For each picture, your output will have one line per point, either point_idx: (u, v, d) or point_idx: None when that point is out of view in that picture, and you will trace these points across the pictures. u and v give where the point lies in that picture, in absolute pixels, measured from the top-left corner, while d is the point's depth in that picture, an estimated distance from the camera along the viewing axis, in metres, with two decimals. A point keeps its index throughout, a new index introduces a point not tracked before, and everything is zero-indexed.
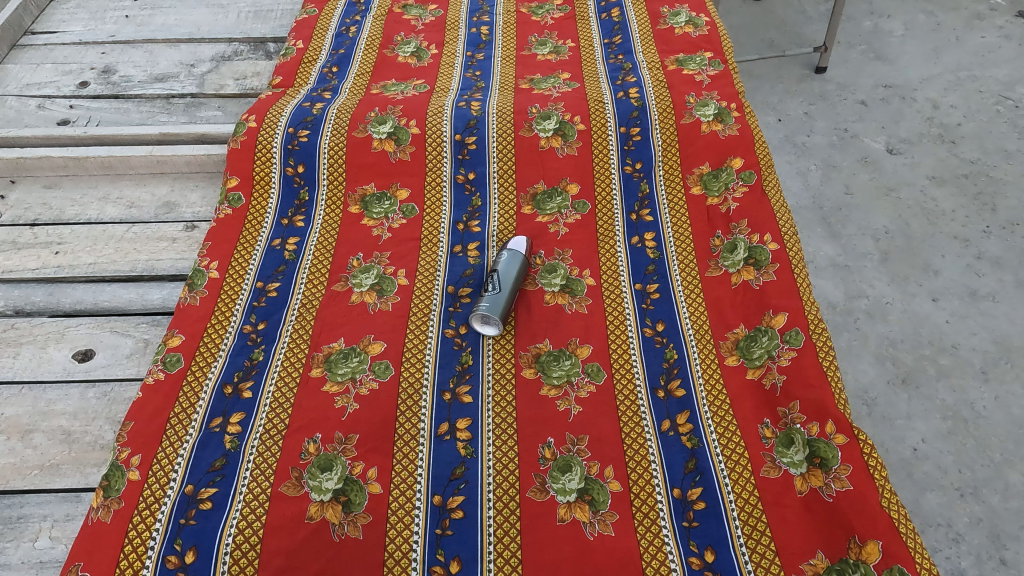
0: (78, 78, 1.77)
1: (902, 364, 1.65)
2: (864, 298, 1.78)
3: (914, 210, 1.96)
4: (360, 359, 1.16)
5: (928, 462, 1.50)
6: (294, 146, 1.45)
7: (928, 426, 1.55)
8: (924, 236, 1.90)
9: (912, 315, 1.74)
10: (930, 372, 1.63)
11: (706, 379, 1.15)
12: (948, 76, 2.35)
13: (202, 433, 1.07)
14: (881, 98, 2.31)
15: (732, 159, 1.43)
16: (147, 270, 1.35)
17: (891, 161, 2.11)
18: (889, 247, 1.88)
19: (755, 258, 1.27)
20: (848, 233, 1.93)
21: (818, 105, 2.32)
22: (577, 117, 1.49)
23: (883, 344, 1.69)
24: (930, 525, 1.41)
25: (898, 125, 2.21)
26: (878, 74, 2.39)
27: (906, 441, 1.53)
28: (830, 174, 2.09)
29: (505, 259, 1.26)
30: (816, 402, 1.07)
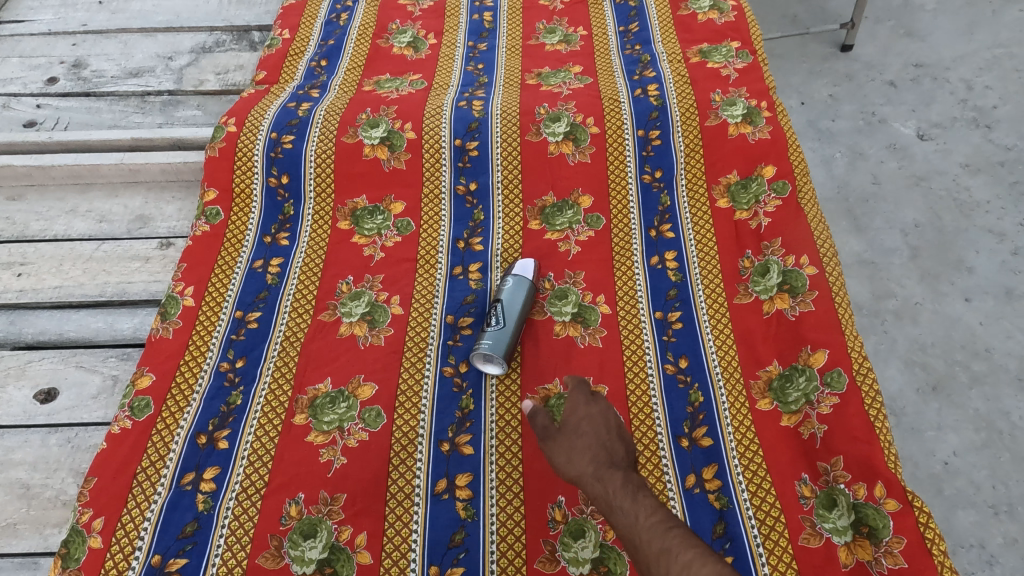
0: (46, 73, 1.62)
1: (933, 370, 1.49)
2: (892, 298, 1.60)
3: (946, 202, 1.75)
4: (348, 404, 1.04)
5: (960, 478, 1.36)
6: (277, 153, 1.31)
7: (960, 438, 1.40)
8: (957, 231, 1.70)
9: (944, 316, 1.57)
10: (963, 378, 1.48)
11: (735, 428, 1.03)
12: (984, 53, 2.08)
13: (172, 491, 0.96)
14: (911, 79, 2.04)
15: (764, 167, 1.28)
16: (117, 294, 1.23)
17: (922, 147, 1.88)
18: (919, 242, 1.69)
19: (790, 284, 1.14)
20: (875, 226, 1.73)
21: (844, 86, 2.06)
22: (590, 118, 1.35)
23: (913, 348, 1.53)
24: (963, 546, 1.29)
25: (929, 107, 1.97)
26: (908, 53, 2.12)
27: (937, 455, 1.39)
28: (857, 163, 1.87)
29: (509, 287, 1.13)
30: (864, 460, 0.95)
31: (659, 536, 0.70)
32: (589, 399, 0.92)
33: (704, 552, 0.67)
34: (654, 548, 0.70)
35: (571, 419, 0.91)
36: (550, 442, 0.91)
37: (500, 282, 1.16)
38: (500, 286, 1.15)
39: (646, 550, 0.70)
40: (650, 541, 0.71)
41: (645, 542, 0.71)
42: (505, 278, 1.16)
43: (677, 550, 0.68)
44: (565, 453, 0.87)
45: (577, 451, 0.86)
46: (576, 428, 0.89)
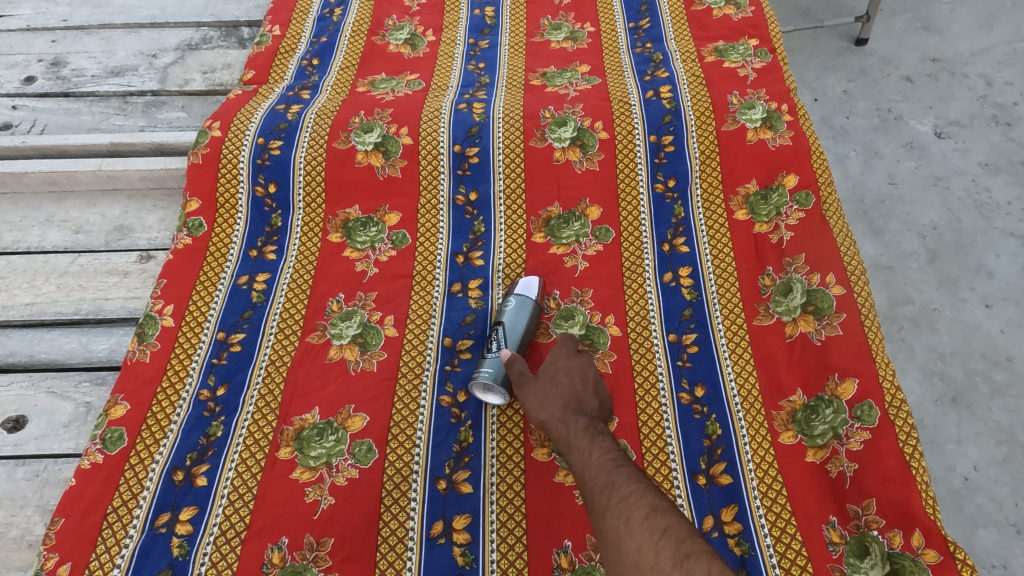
0: (24, 72, 1.53)
1: (952, 381, 1.38)
2: (909, 304, 1.48)
3: (965, 203, 1.62)
4: (337, 437, 0.96)
5: (981, 494, 1.25)
6: (264, 160, 1.23)
7: (981, 452, 1.29)
8: (976, 234, 1.57)
9: (962, 324, 1.45)
10: (983, 390, 1.36)
11: (757, 465, 0.95)
12: (1004, 48, 1.92)
13: (145, 534, 0.88)
14: (927, 74, 1.89)
15: (786, 176, 1.19)
16: (93, 312, 1.15)
17: (940, 146, 1.73)
18: (938, 245, 1.56)
19: (815, 305, 1.05)
20: (891, 229, 1.60)
21: (859, 82, 1.90)
22: (599, 122, 1.26)
23: (930, 357, 1.41)
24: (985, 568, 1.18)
25: (947, 105, 1.82)
26: (924, 47, 1.95)
27: (957, 470, 1.28)
28: (872, 162, 1.72)
29: (510, 310, 1.05)
30: (899, 504, 0.87)
31: (608, 471, 0.82)
32: (571, 353, 0.99)
33: (643, 489, 0.78)
34: (600, 481, 0.81)
35: (550, 368, 0.98)
36: (524, 388, 0.96)
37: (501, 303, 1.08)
38: (501, 308, 1.07)
39: (594, 484, 0.82)
40: (599, 475, 0.82)
41: (594, 477, 0.82)
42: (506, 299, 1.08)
43: (620, 484, 0.79)
44: (538, 396, 0.94)
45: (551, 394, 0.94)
46: (553, 377, 0.96)
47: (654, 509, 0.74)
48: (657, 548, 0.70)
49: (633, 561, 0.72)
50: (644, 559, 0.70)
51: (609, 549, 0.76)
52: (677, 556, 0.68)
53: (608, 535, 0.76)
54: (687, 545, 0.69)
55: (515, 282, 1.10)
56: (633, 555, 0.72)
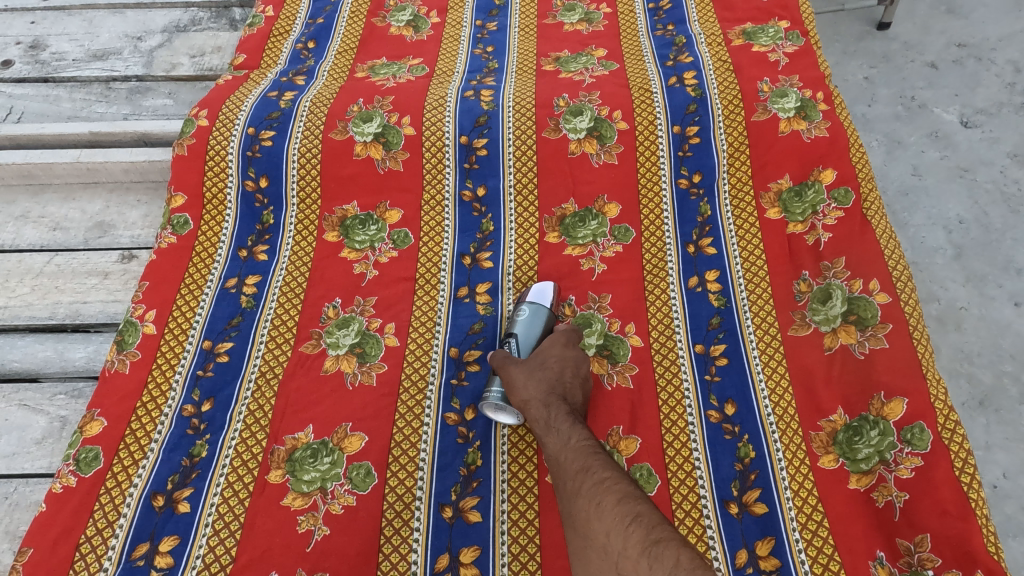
0: (1, 56, 1.44)
1: (978, 383, 1.28)
2: (935, 301, 1.37)
3: (993, 195, 1.51)
4: (332, 459, 0.88)
5: (1010, 504, 1.16)
6: (254, 152, 1.13)
7: (1010, 458, 1.20)
8: (1006, 228, 1.46)
9: (991, 323, 1.34)
10: (1012, 393, 1.27)
11: (794, 492, 0.86)
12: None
13: (121, 567, 0.80)
14: (953, 60, 1.77)
15: (822, 171, 1.09)
16: (70, 317, 1.07)
17: (966, 136, 1.62)
18: (964, 240, 1.45)
19: (858, 314, 0.96)
20: (915, 223, 1.49)
21: (882, 68, 1.78)
22: (618, 111, 1.16)
23: (957, 358, 1.31)
24: None
25: (974, 92, 1.70)
26: (949, 31, 1.84)
27: (985, 478, 1.19)
28: (895, 152, 1.61)
29: (518, 320, 0.97)
30: (957, 540, 0.78)
31: (584, 456, 0.75)
32: (568, 344, 0.91)
33: (619, 476, 0.71)
34: (574, 465, 0.74)
35: (540, 352, 0.90)
36: (509, 370, 0.89)
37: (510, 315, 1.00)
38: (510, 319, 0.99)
39: (567, 467, 0.75)
40: (574, 460, 0.75)
41: (568, 462, 0.75)
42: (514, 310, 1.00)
43: (595, 469, 0.72)
44: (522, 375, 0.86)
45: (534, 374, 0.86)
46: (543, 361, 0.89)
47: (627, 495, 0.68)
48: (626, 534, 0.64)
49: (600, 548, 0.66)
50: (613, 544, 0.64)
51: (574, 534, 0.69)
52: (646, 542, 0.62)
53: (575, 519, 0.70)
54: (657, 533, 0.63)
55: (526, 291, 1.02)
56: (600, 541, 0.66)
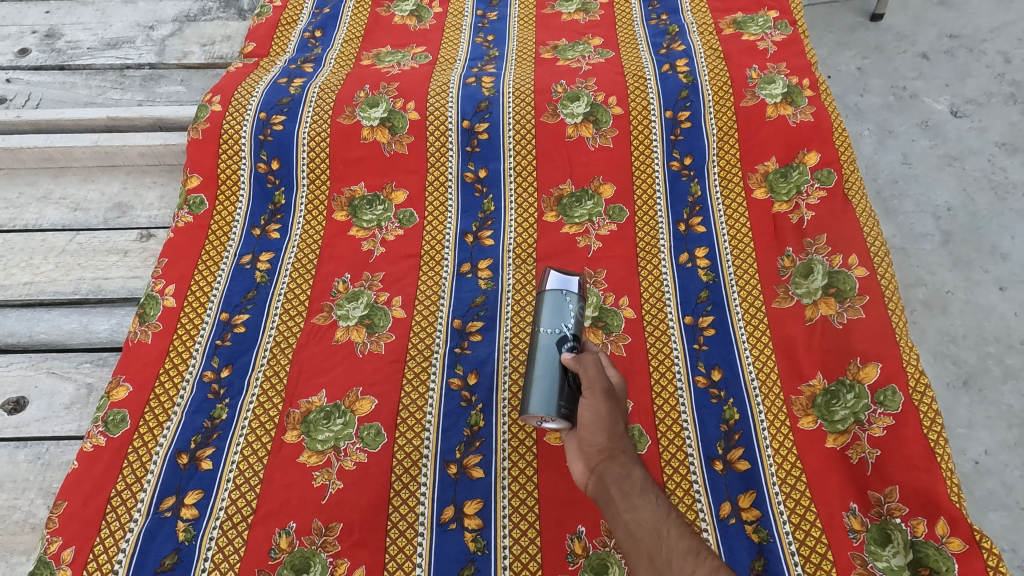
0: (17, 44, 1.48)
1: (963, 364, 1.34)
2: (922, 286, 1.43)
3: (981, 183, 1.57)
4: (345, 420, 0.94)
5: (992, 478, 1.22)
6: (266, 136, 1.19)
7: (992, 436, 1.26)
8: (991, 215, 1.52)
9: (976, 306, 1.40)
10: (996, 373, 1.32)
11: (775, 450, 0.92)
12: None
13: (150, 519, 0.86)
14: (944, 51, 1.82)
15: (806, 153, 1.15)
16: (93, 292, 1.12)
17: (956, 125, 1.68)
18: (952, 227, 1.51)
19: (837, 287, 1.02)
20: (905, 210, 1.54)
21: (875, 59, 1.83)
22: (613, 97, 1.21)
23: (943, 340, 1.37)
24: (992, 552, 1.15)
25: (963, 82, 1.76)
26: (941, 23, 1.89)
27: (967, 453, 1.25)
28: (886, 141, 1.66)
29: (568, 318, 0.80)
30: (923, 491, 0.84)
31: (688, 537, 0.65)
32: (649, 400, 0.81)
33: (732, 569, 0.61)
34: (682, 545, 0.63)
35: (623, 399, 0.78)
36: (600, 403, 0.75)
37: (553, 302, 0.80)
38: (552, 307, 0.80)
39: (670, 545, 0.64)
40: (681, 538, 0.64)
41: (672, 538, 0.64)
42: (558, 298, 0.80)
43: (707, 555, 0.62)
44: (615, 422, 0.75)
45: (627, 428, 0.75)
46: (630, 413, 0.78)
47: None
48: None
49: None
50: None
51: None
52: None
53: None
54: None
55: (562, 275, 0.82)
56: None
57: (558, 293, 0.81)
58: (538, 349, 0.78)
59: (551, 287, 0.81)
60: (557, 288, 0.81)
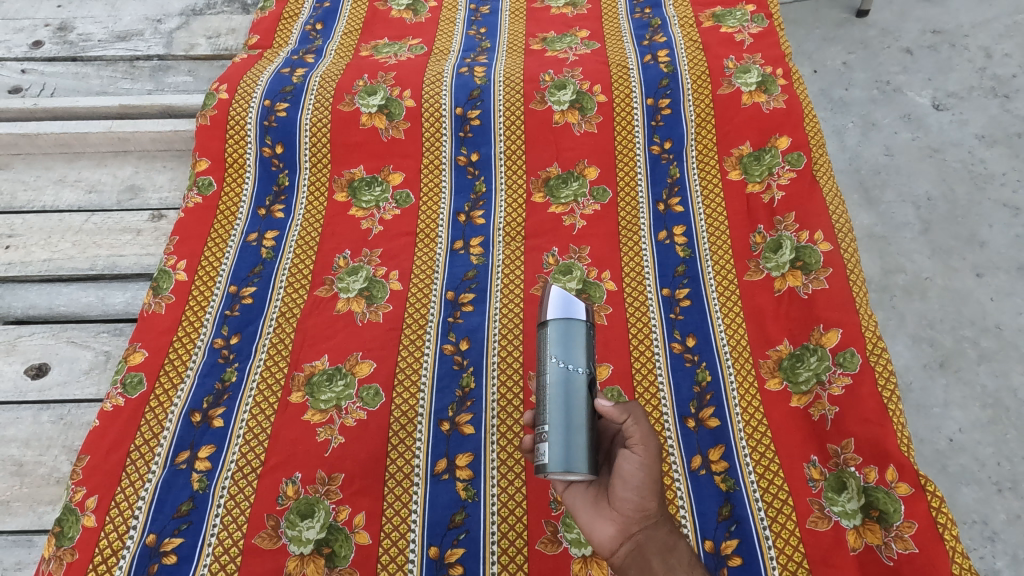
0: (31, 37, 1.56)
1: (941, 347, 1.40)
2: (902, 273, 1.49)
3: (960, 174, 1.63)
4: (346, 382, 1.01)
5: (965, 454, 1.28)
6: (271, 122, 1.26)
7: (966, 415, 1.32)
8: (970, 204, 1.58)
9: (953, 292, 1.46)
10: (971, 355, 1.38)
11: (743, 409, 1.00)
12: (1005, 19, 1.92)
13: (166, 470, 0.94)
14: (928, 46, 1.89)
15: (778, 138, 1.22)
16: (108, 268, 1.20)
17: (937, 118, 1.74)
18: (931, 216, 1.57)
19: (803, 260, 1.10)
20: (887, 200, 1.61)
21: (859, 53, 1.90)
22: (598, 86, 1.29)
23: (921, 324, 1.43)
24: (964, 522, 1.22)
25: (946, 76, 1.82)
26: (925, 18, 1.95)
27: (942, 431, 1.31)
28: (869, 133, 1.72)
29: (581, 352, 0.71)
30: (876, 443, 0.92)
31: None
32: None
33: None
34: None
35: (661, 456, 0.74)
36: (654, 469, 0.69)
37: (562, 336, 0.71)
38: (560, 341, 0.71)
39: None
40: None
41: None
42: (565, 330, 0.71)
43: None
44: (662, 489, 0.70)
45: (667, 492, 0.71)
46: None
47: None
48: None
49: None
50: None
51: None
52: None
53: None
54: None
55: (567, 298, 0.73)
56: None
57: (564, 323, 0.72)
58: (553, 392, 0.70)
59: (554, 315, 0.72)
60: (563, 317, 0.72)
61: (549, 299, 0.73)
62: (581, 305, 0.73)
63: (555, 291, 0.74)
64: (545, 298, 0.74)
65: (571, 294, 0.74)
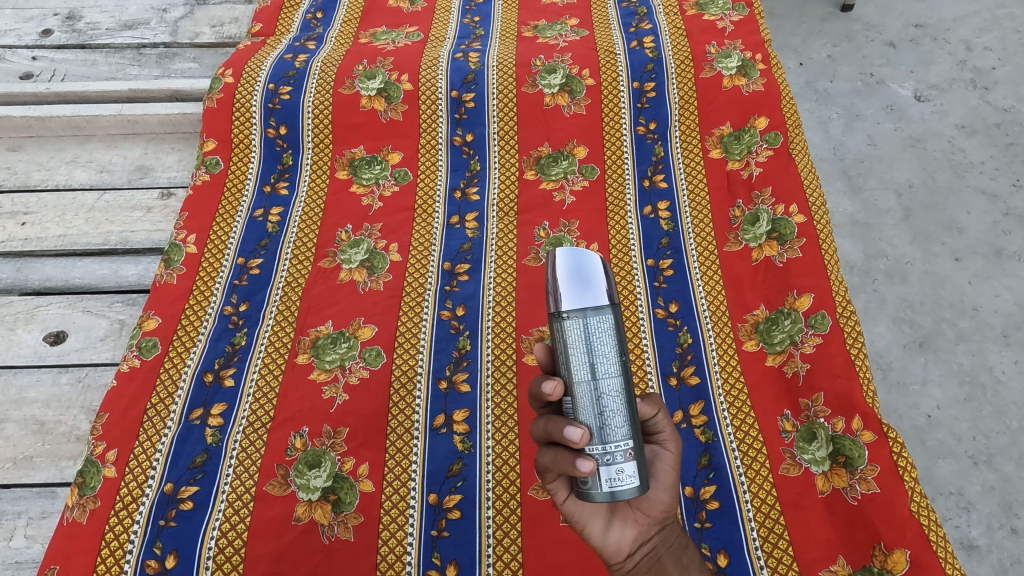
0: (40, 25, 1.61)
1: (920, 328, 1.44)
2: (883, 258, 1.54)
3: (940, 162, 1.69)
4: (349, 344, 1.08)
5: (942, 429, 1.32)
6: (275, 105, 1.32)
7: (944, 392, 1.36)
8: (949, 191, 1.63)
9: (933, 276, 1.51)
10: (949, 335, 1.43)
11: (722, 367, 1.07)
12: (985, 14, 1.99)
13: (181, 425, 1.00)
14: (910, 39, 1.95)
15: (757, 118, 1.29)
16: (120, 243, 1.26)
17: (918, 109, 1.80)
18: (913, 203, 1.62)
19: (779, 232, 1.17)
20: (869, 187, 1.66)
21: (844, 46, 1.96)
22: (586, 70, 1.35)
23: (902, 306, 1.47)
24: (941, 493, 1.26)
25: (927, 69, 1.88)
26: (908, 13, 2.02)
27: (920, 408, 1.35)
28: (853, 124, 1.79)
29: (612, 343, 0.58)
30: (843, 395, 0.99)
31: None
32: None
33: None
34: None
35: None
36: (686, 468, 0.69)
37: (587, 331, 0.57)
38: (584, 341, 0.57)
39: None
40: None
41: None
42: (588, 324, 0.57)
43: None
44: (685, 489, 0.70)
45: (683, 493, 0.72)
46: None
47: None
48: None
49: None
50: None
51: None
52: None
53: None
54: None
55: (582, 268, 0.57)
56: None
57: (586, 310, 0.57)
58: (593, 406, 0.58)
59: (575, 297, 0.57)
60: (584, 298, 0.57)
61: (558, 276, 0.57)
62: (601, 269, 0.58)
63: (562, 263, 0.57)
64: (554, 271, 0.57)
65: (583, 257, 0.57)
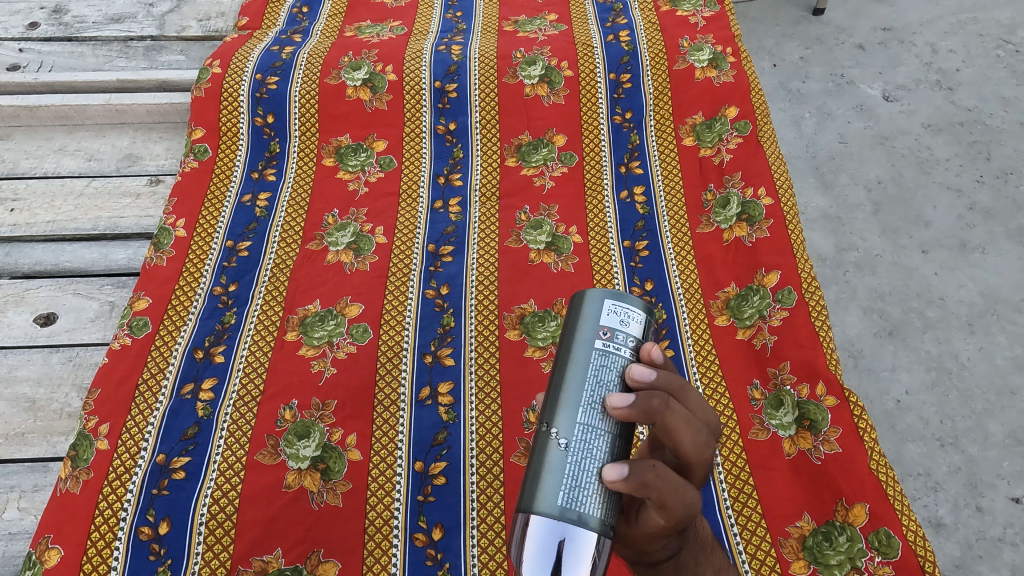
0: (27, 19, 1.63)
1: (889, 316, 1.51)
2: (854, 250, 1.61)
3: (908, 160, 1.76)
4: (337, 322, 1.12)
5: (911, 414, 1.38)
6: (262, 94, 1.35)
7: (912, 378, 1.42)
8: (917, 187, 1.71)
9: (901, 267, 1.58)
10: (917, 324, 1.49)
11: (695, 341, 1.12)
12: (949, 18, 2.08)
13: (173, 399, 1.02)
14: (878, 42, 2.04)
15: (727, 108, 1.35)
16: (110, 228, 1.28)
17: (887, 109, 1.88)
18: (881, 198, 1.69)
19: (748, 214, 1.22)
20: (840, 183, 1.73)
21: (815, 48, 2.04)
22: (564, 62, 1.40)
23: (872, 296, 1.54)
24: (910, 474, 1.31)
25: (894, 70, 1.96)
26: (875, 17, 2.11)
27: (890, 393, 1.41)
28: (825, 122, 1.86)
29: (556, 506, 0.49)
30: (808, 364, 1.05)
31: None
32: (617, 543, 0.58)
33: None
34: None
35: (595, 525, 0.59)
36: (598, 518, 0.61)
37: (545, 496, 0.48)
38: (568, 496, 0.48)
39: None
40: None
41: None
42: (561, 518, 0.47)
43: None
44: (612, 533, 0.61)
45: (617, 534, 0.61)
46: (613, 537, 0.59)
47: None
48: None
49: None
50: None
51: None
52: None
53: None
54: None
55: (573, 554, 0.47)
56: None
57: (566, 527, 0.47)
58: (567, 411, 0.51)
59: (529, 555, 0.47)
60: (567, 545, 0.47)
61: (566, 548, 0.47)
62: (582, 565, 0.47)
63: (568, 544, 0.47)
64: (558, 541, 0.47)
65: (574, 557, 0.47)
